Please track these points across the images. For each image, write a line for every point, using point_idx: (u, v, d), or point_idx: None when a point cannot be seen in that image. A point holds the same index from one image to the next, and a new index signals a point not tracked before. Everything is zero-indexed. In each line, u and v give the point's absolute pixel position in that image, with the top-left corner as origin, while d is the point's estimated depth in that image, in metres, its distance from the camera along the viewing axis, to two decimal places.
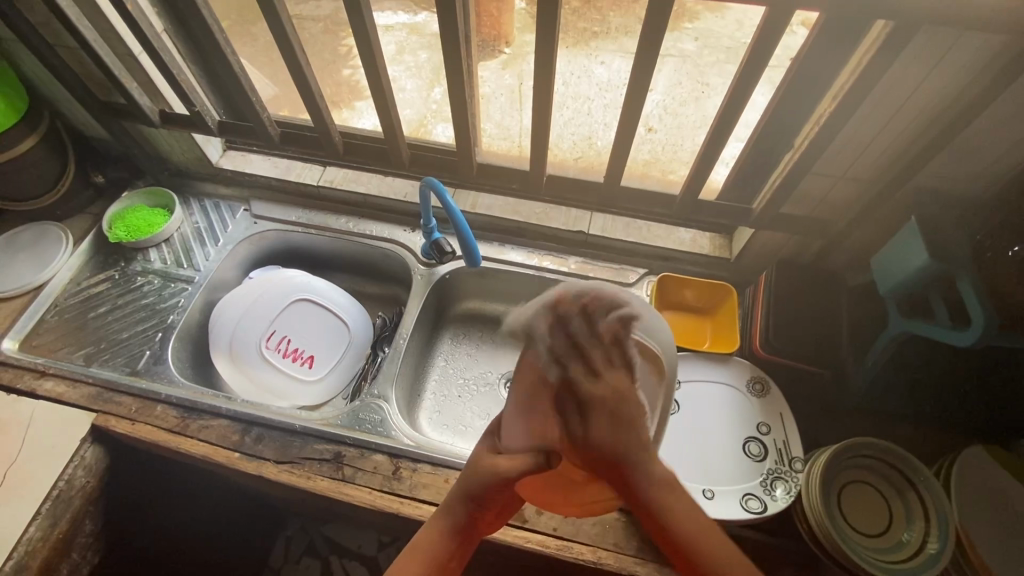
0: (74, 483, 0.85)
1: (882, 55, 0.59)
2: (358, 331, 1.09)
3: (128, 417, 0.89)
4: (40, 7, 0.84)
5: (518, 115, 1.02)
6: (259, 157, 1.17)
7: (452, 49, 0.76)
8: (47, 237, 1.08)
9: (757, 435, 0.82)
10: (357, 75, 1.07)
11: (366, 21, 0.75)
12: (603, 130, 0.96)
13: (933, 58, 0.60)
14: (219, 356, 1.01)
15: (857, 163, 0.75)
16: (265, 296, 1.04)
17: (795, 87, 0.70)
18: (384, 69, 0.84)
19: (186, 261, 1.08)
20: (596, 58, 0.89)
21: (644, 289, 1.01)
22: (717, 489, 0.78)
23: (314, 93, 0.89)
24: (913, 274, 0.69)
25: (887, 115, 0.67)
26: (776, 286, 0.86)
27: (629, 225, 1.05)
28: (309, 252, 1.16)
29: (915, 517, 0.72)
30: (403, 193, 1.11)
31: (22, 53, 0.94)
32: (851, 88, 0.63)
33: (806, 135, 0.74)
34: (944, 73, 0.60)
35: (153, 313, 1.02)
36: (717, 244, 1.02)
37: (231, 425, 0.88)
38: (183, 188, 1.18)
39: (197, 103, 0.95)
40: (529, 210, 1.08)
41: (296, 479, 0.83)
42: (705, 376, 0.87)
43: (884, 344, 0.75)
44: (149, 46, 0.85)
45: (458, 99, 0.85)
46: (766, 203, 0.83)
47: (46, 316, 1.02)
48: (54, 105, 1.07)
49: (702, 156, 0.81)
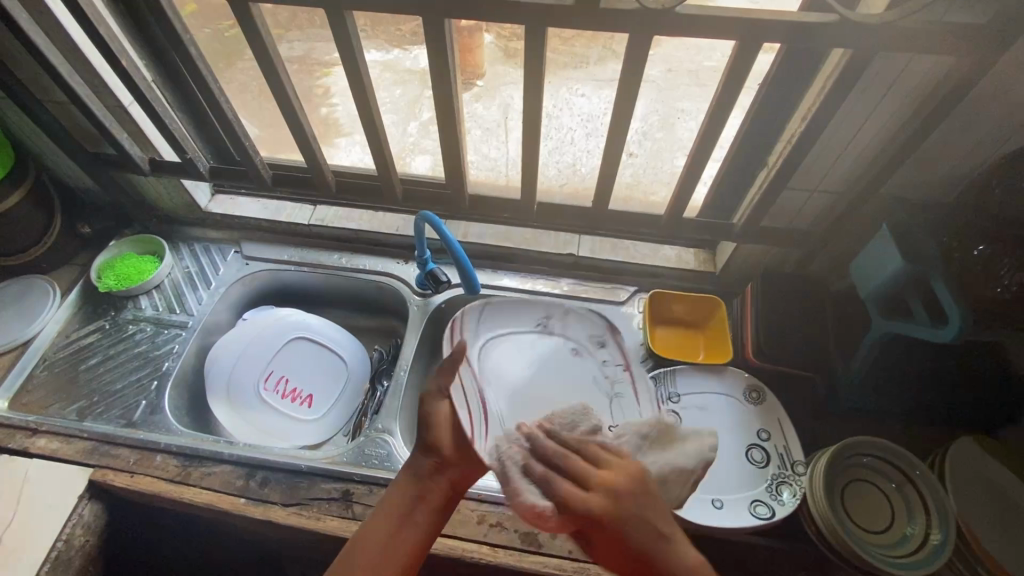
0: (73, 542, 0.83)
1: (846, 79, 0.64)
2: (355, 366, 1.09)
3: (127, 469, 0.87)
4: (28, 64, 0.85)
5: (505, 146, 1.05)
6: (247, 200, 1.18)
7: (443, 88, 0.79)
8: (34, 291, 1.07)
9: (758, 441, 0.84)
10: (339, 110, 1.11)
11: (359, 64, 0.78)
12: (587, 158, 1.00)
13: (887, 80, 0.66)
14: (216, 401, 1.00)
15: (830, 175, 0.79)
16: (263, 337, 1.04)
17: (763, 107, 0.75)
18: (376, 107, 0.86)
19: (179, 306, 1.08)
20: (577, 91, 0.93)
21: (635, 306, 1.05)
22: (726, 498, 0.80)
23: (308, 135, 0.91)
24: (891, 277, 0.73)
25: (852, 130, 0.72)
26: (764, 295, 0.90)
27: (615, 245, 1.09)
28: (302, 291, 1.16)
29: (917, 511, 0.75)
30: (394, 226, 1.14)
31: (10, 110, 0.94)
32: (818, 110, 0.68)
33: (778, 154, 0.78)
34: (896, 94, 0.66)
35: (147, 361, 1.01)
36: (702, 259, 1.06)
37: (234, 470, 0.87)
38: (171, 234, 1.18)
39: (188, 150, 0.96)
40: (519, 236, 1.11)
41: (305, 520, 0.82)
42: (703, 388, 0.90)
43: (870, 347, 0.78)
44: (142, 97, 0.86)
45: (448, 134, 0.87)
46: (747, 218, 0.87)
47: (35, 371, 1.00)
48: (39, 158, 1.06)
49: (683, 183, 0.86)
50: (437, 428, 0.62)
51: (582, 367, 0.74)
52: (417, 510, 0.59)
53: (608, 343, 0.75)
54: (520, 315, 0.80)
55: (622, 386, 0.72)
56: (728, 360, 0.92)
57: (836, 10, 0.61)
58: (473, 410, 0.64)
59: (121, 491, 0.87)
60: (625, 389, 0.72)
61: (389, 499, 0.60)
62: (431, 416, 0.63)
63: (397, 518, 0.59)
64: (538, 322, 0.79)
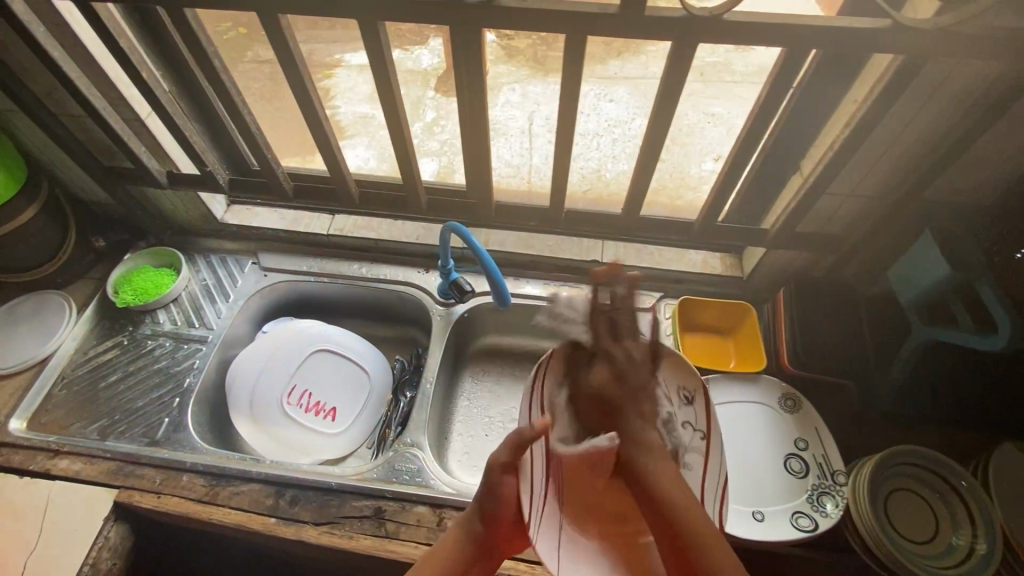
0: (100, 566, 0.80)
1: (895, 85, 0.62)
2: (378, 377, 1.07)
3: (153, 490, 0.86)
4: (42, 77, 0.83)
5: (529, 154, 1.06)
6: (264, 210, 1.16)
7: (474, 99, 0.77)
8: (49, 307, 1.05)
9: (795, 451, 0.83)
10: (345, 113, 1.13)
11: (390, 73, 0.76)
12: (612, 163, 0.99)
13: (928, 85, 0.63)
14: (240, 416, 0.98)
15: (866, 180, 0.77)
16: (284, 350, 1.01)
17: (800, 112, 0.74)
18: (404, 115, 0.84)
19: (198, 320, 1.06)
20: (602, 96, 0.98)
21: (662, 312, 1.03)
22: (766, 510, 0.78)
23: (333, 146, 0.90)
24: (936, 285, 0.71)
25: (891, 137, 0.70)
26: (796, 301, 0.89)
27: (639, 250, 1.07)
28: (321, 302, 1.15)
29: (963, 521, 0.74)
30: (415, 235, 1.12)
31: (23, 124, 0.92)
32: (864, 116, 0.66)
33: (816, 161, 0.77)
34: (938, 102, 0.64)
35: (168, 377, 0.99)
36: (728, 264, 1.05)
37: (263, 489, 0.85)
38: (186, 246, 1.16)
39: (209, 162, 0.96)
40: (541, 243, 1.09)
41: (338, 539, 0.81)
42: (738, 397, 0.88)
43: (910, 350, 0.77)
44: (162, 110, 0.85)
45: (473, 144, 0.85)
46: (780, 223, 0.85)
47: (53, 390, 0.98)
48: (52, 172, 1.04)
49: (716, 189, 0.84)
50: (504, 501, 0.58)
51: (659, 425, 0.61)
52: (473, 568, 0.60)
53: (696, 401, 0.61)
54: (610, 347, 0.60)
55: (693, 457, 0.61)
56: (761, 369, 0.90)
57: (886, 14, 0.60)
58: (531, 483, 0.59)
59: (147, 512, 0.85)
60: (695, 460, 0.60)
61: (439, 555, 0.59)
62: (500, 489, 0.57)
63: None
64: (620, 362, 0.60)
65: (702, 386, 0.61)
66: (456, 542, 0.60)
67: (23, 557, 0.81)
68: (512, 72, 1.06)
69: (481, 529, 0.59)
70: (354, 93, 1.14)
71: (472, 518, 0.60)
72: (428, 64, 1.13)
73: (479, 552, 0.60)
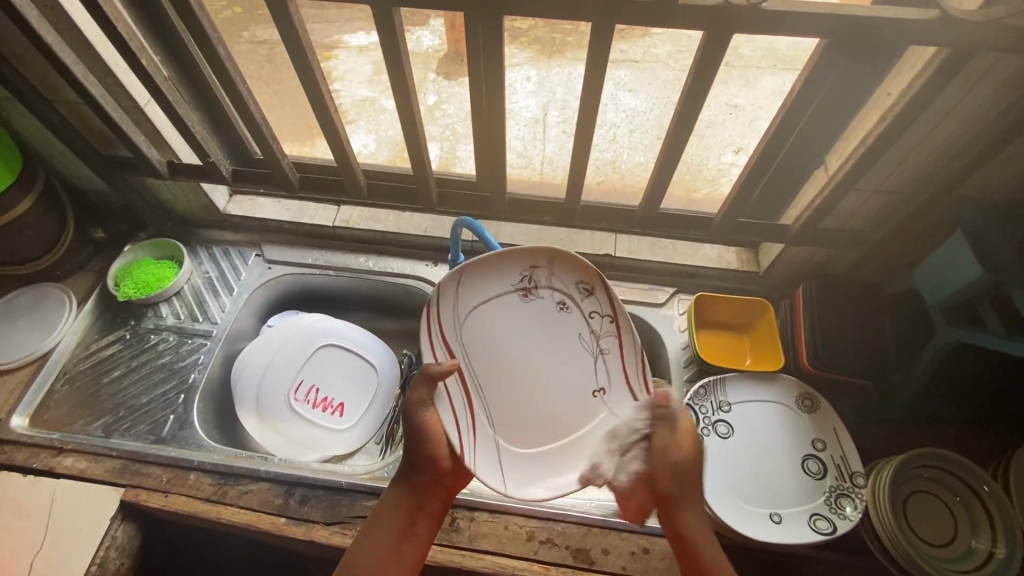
0: (108, 566, 0.79)
1: (936, 78, 0.59)
2: (386, 372, 1.04)
3: (160, 489, 0.84)
4: (37, 63, 0.80)
5: (541, 144, 0.99)
6: (267, 200, 1.13)
7: (492, 85, 0.73)
8: (49, 300, 1.02)
9: (814, 452, 0.82)
10: (340, 96, 0.98)
11: (403, 59, 0.73)
12: (628, 154, 0.96)
13: (967, 81, 0.60)
14: (245, 412, 0.95)
15: (893, 176, 0.74)
16: (290, 345, 0.98)
17: (828, 105, 0.71)
18: (416, 104, 0.81)
19: (201, 314, 1.03)
20: (624, 86, 0.87)
21: (676, 308, 1.01)
22: (783, 512, 0.78)
23: (341, 136, 0.87)
24: (964, 286, 0.69)
25: (923, 134, 0.68)
26: (818, 298, 0.86)
27: (654, 245, 1.05)
28: (327, 295, 1.12)
29: (982, 525, 0.73)
30: (422, 227, 1.09)
31: (18, 112, 0.88)
32: (900, 111, 0.63)
33: (844, 157, 0.74)
34: (976, 98, 0.61)
35: (172, 373, 0.97)
36: (744, 259, 1.02)
37: (272, 488, 0.84)
38: (187, 237, 1.13)
39: (211, 152, 0.92)
40: (552, 237, 1.07)
41: (349, 540, 0.80)
42: (756, 396, 0.86)
43: (932, 354, 0.75)
44: (163, 97, 0.81)
45: (485, 131, 0.82)
46: (803, 220, 0.83)
47: (55, 385, 0.96)
48: (48, 161, 1.01)
49: (741, 182, 0.82)
50: (432, 447, 0.64)
51: (563, 325, 0.66)
52: (418, 520, 0.65)
53: (596, 291, 0.65)
54: (500, 271, 0.64)
55: (609, 342, 0.66)
56: (779, 368, 0.88)
57: (929, 3, 0.57)
58: (460, 414, 0.62)
59: (155, 511, 0.84)
60: (614, 343, 0.65)
61: (385, 513, 0.65)
62: (425, 427, 0.63)
63: (399, 530, 0.64)
64: (519, 280, 0.65)
65: (599, 280, 0.65)
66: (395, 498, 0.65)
67: (26, 559, 0.79)
68: (521, 54, 0.87)
69: (413, 481, 0.66)
70: (354, 76, 0.96)
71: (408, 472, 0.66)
72: (429, 45, 0.88)
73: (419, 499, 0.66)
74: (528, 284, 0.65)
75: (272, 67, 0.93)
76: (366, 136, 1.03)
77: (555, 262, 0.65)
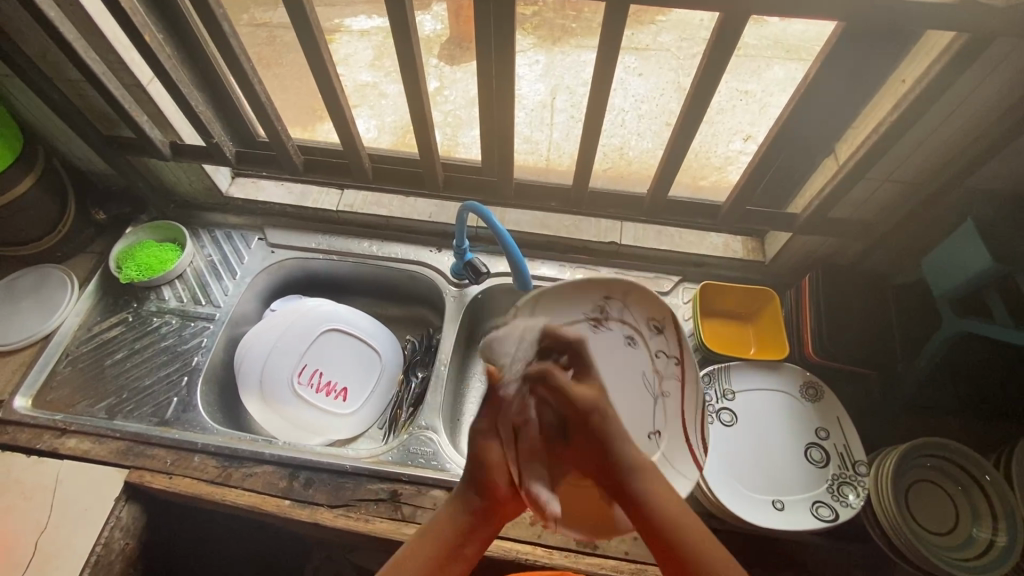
0: (113, 546, 0.80)
1: (953, 65, 0.58)
2: (389, 357, 1.04)
3: (164, 470, 0.85)
4: (36, 39, 0.78)
5: (548, 130, 0.98)
6: (270, 183, 1.12)
7: (503, 70, 0.72)
8: (50, 281, 1.02)
9: (816, 440, 0.82)
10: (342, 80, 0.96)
11: (413, 43, 0.71)
12: (637, 140, 0.94)
13: (983, 68, 0.59)
14: (248, 395, 0.95)
15: (904, 165, 0.73)
16: (294, 329, 0.97)
17: (841, 90, 0.70)
18: (424, 88, 0.80)
19: (204, 296, 1.03)
20: (632, 71, 0.86)
21: (681, 296, 1.01)
22: (786, 499, 0.78)
23: (346, 119, 0.85)
24: (972, 277, 0.69)
25: (937, 122, 0.67)
26: (825, 287, 0.86)
27: (660, 233, 1.04)
28: (330, 280, 1.11)
29: (983, 513, 0.74)
30: (427, 213, 1.08)
31: (19, 90, 0.87)
32: (915, 98, 0.63)
33: (858, 144, 0.73)
34: (992, 86, 0.60)
35: (176, 356, 0.97)
36: (750, 248, 1.02)
37: (276, 471, 0.84)
38: (189, 220, 1.12)
39: (215, 133, 0.91)
40: (558, 224, 1.06)
41: (354, 522, 0.80)
42: (760, 384, 0.87)
43: (937, 345, 0.75)
44: (166, 76, 0.80)
45: (493, 114, 0.81)
46: (813, 209, 0.82)
47: (58, 366, 0.96)
48: (48, 140, 1.00)
49: (750, 169, 0.82)
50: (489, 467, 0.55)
51: (629, 363, 0.64)
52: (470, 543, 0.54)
53: (666, 330, 0.63)
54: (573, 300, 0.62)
55: (670, 386, 0.63)
56: (783, 356, 0.88)
57: None
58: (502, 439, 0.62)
59: (159, 492, 0.84)
60: (674, 389, 0.63)
61: (437, 530, 0.54)
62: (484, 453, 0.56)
63: (447, 551, 0.53)
64: (592, 310, 0.63)
65: (672, 319, 0.62)
66: (442, 518, 0.55)
67: (31, 538, 0.79)
68: (526, 40, 0.86)
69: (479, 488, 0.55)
70: (356, 60, 0.95)
71: (464, 488, 0.56)
72: (431, 30, 0.88)
73: (480, 524, 0.55)
74: (600, 314, 0.63)
75: (273, 49, 0.93)
76: (369, 120, 1.02)
77: (629, 296, 0.63)
